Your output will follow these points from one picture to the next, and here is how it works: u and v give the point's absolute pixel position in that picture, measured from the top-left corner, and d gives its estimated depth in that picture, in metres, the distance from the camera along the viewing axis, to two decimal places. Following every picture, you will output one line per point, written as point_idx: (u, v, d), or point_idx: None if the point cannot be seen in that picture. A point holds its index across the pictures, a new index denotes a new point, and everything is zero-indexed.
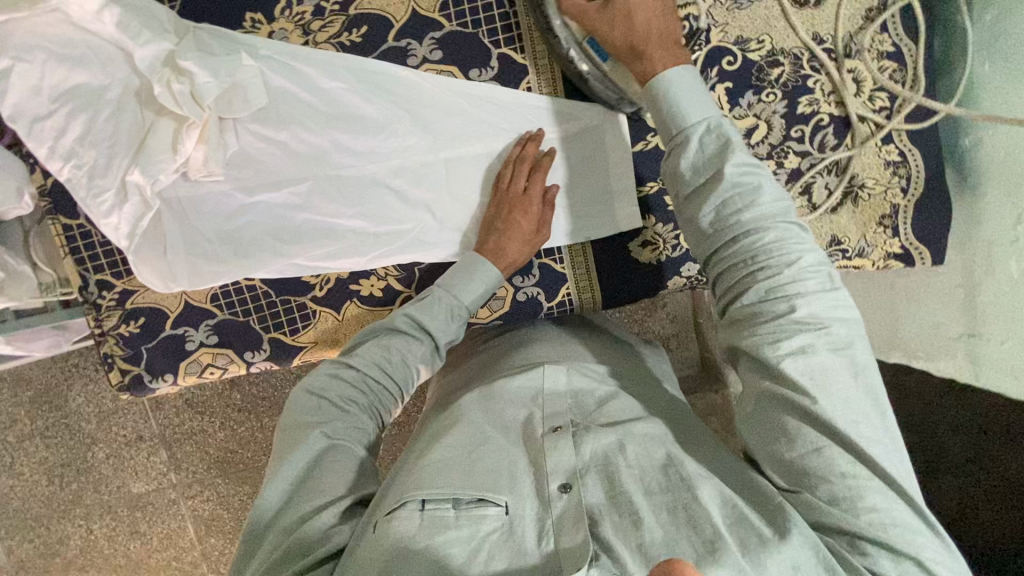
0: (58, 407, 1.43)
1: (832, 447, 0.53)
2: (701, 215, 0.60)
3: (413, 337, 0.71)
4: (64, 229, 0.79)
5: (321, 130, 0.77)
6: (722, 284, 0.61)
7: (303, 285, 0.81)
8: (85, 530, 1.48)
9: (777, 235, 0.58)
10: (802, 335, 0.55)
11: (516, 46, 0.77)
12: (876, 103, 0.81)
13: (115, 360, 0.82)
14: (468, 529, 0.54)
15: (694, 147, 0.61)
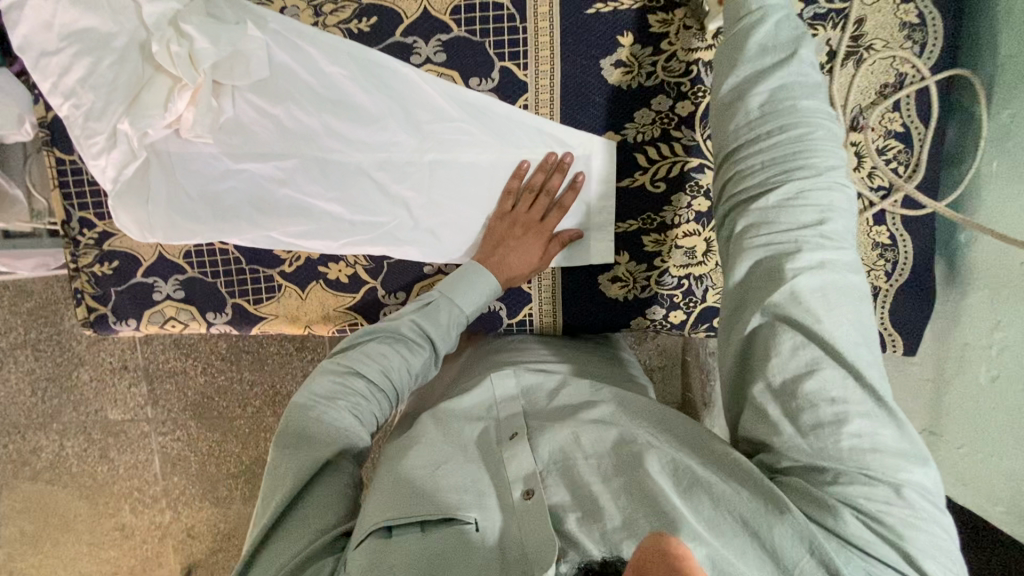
0: (52, 323, 1.49)
1: (829, 371, 0.51)
2: (755, 96, 0.58)
3: (417, 345, 0.72)
4: (57, 163, 0.81)
5: (315, 112, 0.78)
6: (751, 174, 0.58)
7: (275, 258, 0.83)
8: (59, 445, 1.54)
9: (823, 136, 0.57)
10: (822, 248, 0.53)
11: (520, 61, 0.77)
12: (874, 181, 0.79)
13: (84, 297, 0.85)
14: (440, 549, 0.54)
15: (768, 27, 0.60)
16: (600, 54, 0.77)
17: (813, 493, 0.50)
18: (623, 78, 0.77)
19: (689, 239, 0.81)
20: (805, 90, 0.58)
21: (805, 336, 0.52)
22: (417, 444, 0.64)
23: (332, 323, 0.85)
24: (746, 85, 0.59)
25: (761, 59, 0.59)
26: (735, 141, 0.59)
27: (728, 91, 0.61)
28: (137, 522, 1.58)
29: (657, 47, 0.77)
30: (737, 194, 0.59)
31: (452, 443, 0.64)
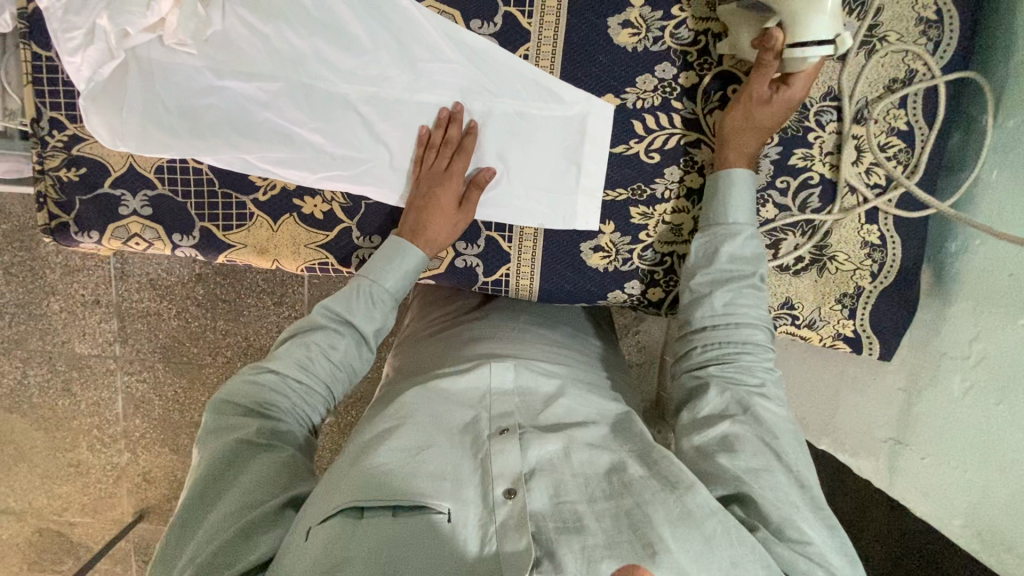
0: (27, 249, 1.44)
1: (781, 476, 0.64)
2: (718, 296, 0.71)
3: (340, 329, 0.72)
4: (33, 58, 0.77)
5: (306, 36, 0.75)
6: (710, 351, 0.71)
7: (249, 184, 0.80)
8: (21, 373, 1.51)
9: (765, 332, 0.71)
10: (767, 409, 0.67)
11: (525, 9, 0.74)
12: (871, 178, 0.77)
13: (46, 202, 0.81)
14: (409, 541, 0.56)
15: (740, 238, 0.72)
16: (608, 12, 0.74)
17: (791, 558, 0.60)
18: (629, 39, 0.75)
19: (676, 215, 0.79)
20: (758, 295, 0.71)
21: (764, 448, 0.65)
22: (401, 430, 0.65)
23: (302, 260, 0.82)
24: (716, 281, 0.72)
25: (729, 267, 0.72)
26: (698, 326, 0.72)
27: (701, 280, 0.73)
28: (95, 460, 1.55)
29: (668, 12, 0.74)
30: (698, 363, 0.72)
31: (440, 429, 0.67)
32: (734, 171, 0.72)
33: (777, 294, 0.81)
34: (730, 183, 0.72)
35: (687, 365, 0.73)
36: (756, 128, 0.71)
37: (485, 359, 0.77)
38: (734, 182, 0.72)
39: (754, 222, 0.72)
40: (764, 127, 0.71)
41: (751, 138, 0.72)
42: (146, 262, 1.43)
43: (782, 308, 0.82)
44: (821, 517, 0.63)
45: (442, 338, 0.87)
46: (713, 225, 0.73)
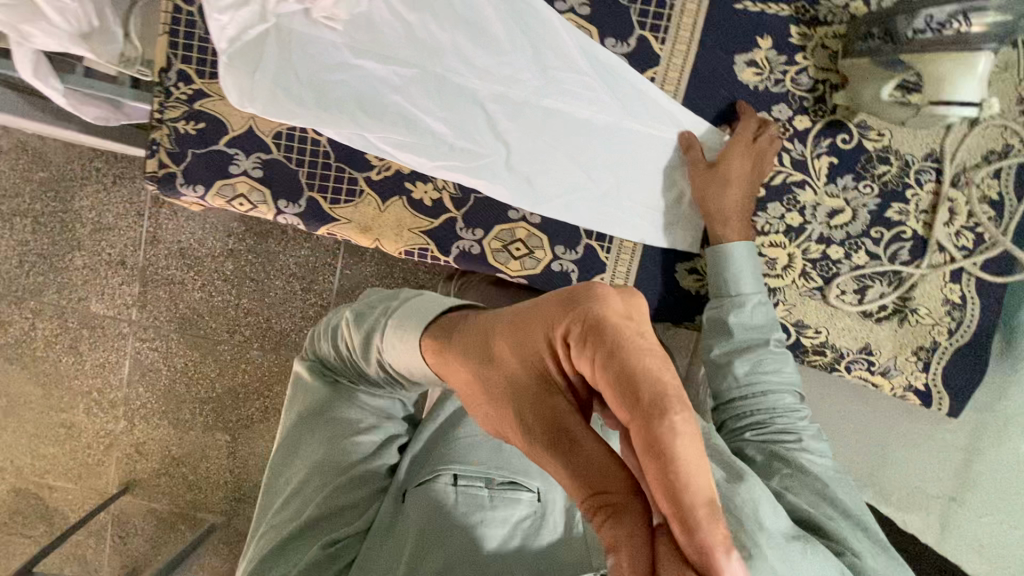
0: (61, 201, 1.44)
1: (835, 509, 0.68)
2: (738, 364, 0.76)
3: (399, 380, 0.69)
4: (174, 10, 0.79)
5: (449, 30, 0.78)
6: (743, 419, 0.76)
7: (363, 162, 0.81)
8: (29, 324, 1.48)
9: (792, 396, 0.76)
10: (807, 463, 0.71)
11: (659, 35, 0.78)
12: (960, 240, 0.80)
13: (158, 150, 0.82)
14: (504, 511, 0.70)
15: (749, 308, 0.76)
16: (736, 50, 0.78)
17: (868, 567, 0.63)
18: (752, 78, 0.79)
19: (772, 249, 0.82)
20: (779, 361, 0.76)
21: (813, 489, 0.69)
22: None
23: (402, 242, 0.84)
24: (734, 352, 0.77)
25: (748, 336, 0.76)
26: (728, 395, 0.77)
27: (719, 352, 0.78)
28: (89, 424, 1.51)
29: (792, 57, 0.78)
30: (733, 429, 0.76)
31: None
32: (730, 245, 0.77)
33: (857, 338, 0.84)
34: (730, 256, 0.77)
35: (723, 433, 0.78)
36: (724, 177, 0.77)
37: None
38: (732, 254, 0.77)
39: (760, 292, 0.78)
40: (731, 176, 0.77)
41: (725, 187, 0.77)
42: (180, 229, 1.44)
43: (861, 352, 0.84)
44: (876, 537, 0.67)
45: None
46: (724, 295, 0.78)
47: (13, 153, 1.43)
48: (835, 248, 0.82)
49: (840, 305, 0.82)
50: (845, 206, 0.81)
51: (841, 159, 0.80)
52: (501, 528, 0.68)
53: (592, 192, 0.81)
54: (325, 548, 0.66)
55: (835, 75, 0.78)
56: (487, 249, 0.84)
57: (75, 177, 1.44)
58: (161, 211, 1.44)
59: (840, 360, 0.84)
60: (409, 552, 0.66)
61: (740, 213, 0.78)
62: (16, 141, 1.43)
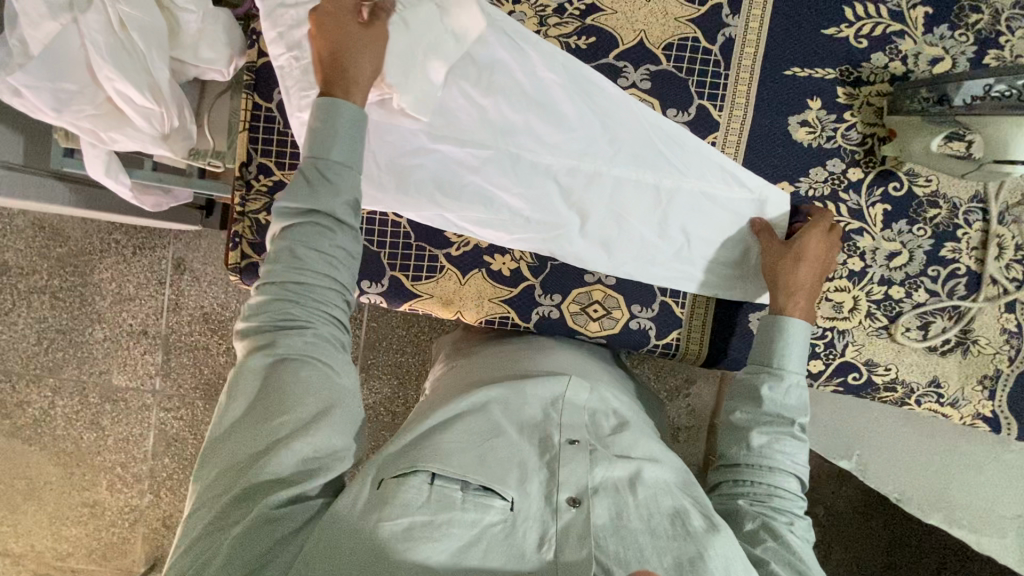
0: (81, 274, 1.44)
1: None
2: (755, 434, 0.71)
3: (309, 219, 0.65)
4: (253, 106, 0.82)
5: (521, 111, 0.81)
6: (743, 486, 0.71)
7: (444, 239, 0.86)
8: (48, 402, 1.46)
9: (796, 480, 0.70)
10: (798, 545, 0.65)
11: (717, 103, 0.83)
12: (1011, 272, 0.85)
13: (241, 242, 0.84)
14: (473, 515, 0.60)
15: (783, 385, 0.73)
16: (789, 112, 0.84)
17: None
18: (806, 136, 0.84)
19: (838, 293, 0.86)
20: (797, 446, 0.71)
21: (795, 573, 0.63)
22: (475, 416, 0.71)
23: (483, 312, 0.87)
24: (754, 422, 0.72)
25: (776, 409, 0.72)
26: (733, 461, 0.72)
27: (741, 416, 0.73)
28: (113, 501, 1.47)
29: (840, 115, 0.84)
30: (728, 495, 0.71)
31: (514, 422, 0.71)
32: (790, 319, 0.75)
33: (925, 372, 0.87)
34: (787, 326, 0.75)
35: (717, 495, 0.73)
36: (797, 256, 0.78)
37: (564, 372, 0.79)
38: (790, 329, 0.75)
39: (800, 372, 0.74)
40: (807, 256, 0.78)
41: (797, 264, 0.78)
42: (202, 294, 1.43)
43: (929, 385, 0.88)
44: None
45: (496, 350, 0.87)
46: (763, 366, 0.75)
47: (30, 231, 1.43)
48: (895, 288, 0.86)
49: (906, 342, 0.86)
50: (902, 249, 0.85)
51: (893, 206, 0.85)
52: (463, 533, 0.58)
53: (665, 251, 0.85)
54: (267, 511, 0.58)
55: (882, 130, 0.84)
56: (566, 313, 0.87)
57: (94, 251, 1.43)
58: (181, 278, 1.43)
59: (910, 395, 0.88)
60: (365, 548, 0.56)
61: (808, 292, 0.78)
62: (33, 219, 1.43)
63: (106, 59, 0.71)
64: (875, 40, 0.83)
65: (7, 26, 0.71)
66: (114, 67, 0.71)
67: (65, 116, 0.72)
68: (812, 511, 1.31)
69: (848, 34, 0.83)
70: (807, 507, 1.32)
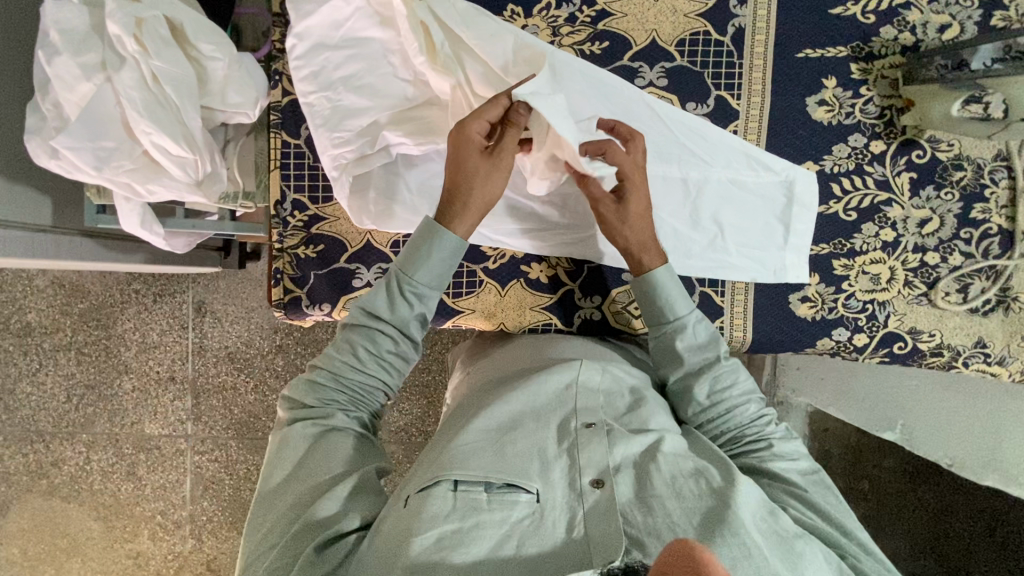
0: (105, 327, 1.45)
1: (811, 509, 0.67)
2: (699, 390, 0.74)
3: (378, 326, 0.71)
4: (282, 144, 0.85)
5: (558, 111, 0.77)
6: (715, 436, 0.75)
7: (480, 254, 0.87)
8: (84, 458, 1.47)
9: (755, 404, 0.74)
10: (781, 464, 0.70)
11: (734, 92, 0.85)
12: None
13: (283, 278, 0.86)
14: (500, 514, 0.60)
15: (689, 333, 0.75)
16: (806, 93, 0.85)
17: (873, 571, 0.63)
18: (825, 115, 0.85)
19: (874, 266, 0.87)
20: (736, 375, 0.74)
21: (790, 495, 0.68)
22: (487, 411, 0.70)
23: (525, 321, 0.88)
24: (689, 379, 0.75)
25: (695, 360, 0.74)
26: (696, 420, 0.75)
27: (675, 379, 0.76)
28: (156, 550, 1.47)
29: (857, 91, 0.85)
30: None
31: (530, 411, 0.70)
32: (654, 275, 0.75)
33: (969, 333, 0.88)
34: (658, 281, 0.75)
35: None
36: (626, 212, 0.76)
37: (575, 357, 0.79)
38: (661, 279, 0.75)
39: (692, 310, 0.76)
40: (630, 219, 0.75)
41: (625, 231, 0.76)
42: (227, 335, 1.44)
43: (976, 346, 0.88)
44: (856, 539, 0.66)
45: (495, 352, 0.88)
46: (661, 324, 0.76)
47: (51, 289, 1.44)
48: (930, 254, 0.87)
49: (947, 306, 0.87)
50: (932, 215, 0.86)
51: (919, 173, 0.86)
52: (495, 533, 0.59)
53: (697, 242, 0.86)
54: (312, 552, 0.60)
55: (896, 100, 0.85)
56: (607, 313, 0.88)
57: (115, 303, 1.44)
58: (205, 320, 1.44)
59: (957, 358, 0.88)
60: (400, 566, 0.56)
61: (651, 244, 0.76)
62: (53, 278, 1.44)
63: (143, 114, 0.72)
64: (882, 14, 0.84)
65: (42, 93, 0.73)
66: (151, 121, 0.72)
67: (105, 172, 0.74)
68: (859, 487, 1.30)
69: (855, 12, 0.84)
70: (852, 483, 1.31)
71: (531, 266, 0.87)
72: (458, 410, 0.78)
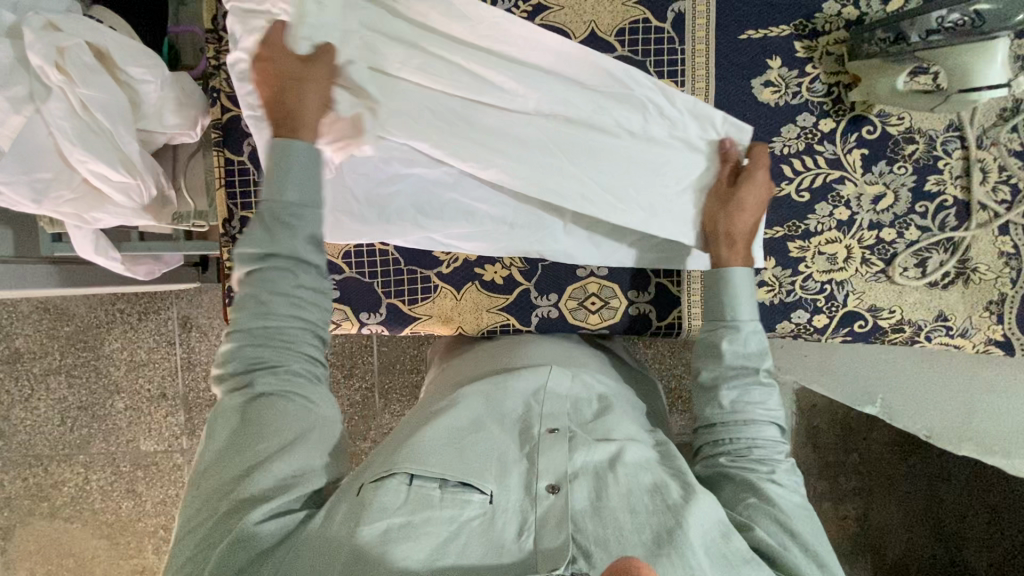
0: (92, 348, 1.46)
1: (796, 549, 0.61)
2: (725, 393, 0.69)
3: (268, 263, 0.61)
4: (226, 161, 0.85)
5: (571, 110, 0.77)
6: (720, 445, 0.69)
7: (433, 259, 0.88)
8: (83, 478, 1.47)
9: (775, 430, 0.69)
10: (782, 494, 0.64)
11: (678, 80, 0.84)
12: (998, 195, 0.84)
13: None
14: (452, 512, 0.59)
15: (740, 336, 0.71)
16: (750, 75, 0.84)
17: None
18: (771, 96, 0.84)
19: (830, 245, 0.87)
20: (766, 393, 0.69)
21: (779, 528, 0.62)
22: (454, 411, 0.70)
23: (483, 323, 0.89)
24: (721, 379, 0.70)
25: (737, 362, 0.70)
26: (709, 423, 0.70)
27: (707, 375, 0.71)
28: (161, 565, 1.48)
29: (802, 69, 0.84)
30: (709, 459, 0.70)
31: (494, 414, 0.71)
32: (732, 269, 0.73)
33: (929, 308, 0.87)
34: (730, 276, 0.73)
35: (700, 459, 0.71)
36: (738, 205, 0.76)
37: (545, 363, 0.80)
38: (734, 276, 0.73)
39: (754, 318, 0.72)
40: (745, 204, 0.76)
41: (741, 213, 0.76)
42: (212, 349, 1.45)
43: (937, 320, 0.87)
44: None
45: (474, 350, 0.88)
46: (717, 321, 0.73)
47: (35, 315, 1.45)
48: (886, 231, 0.86)
49: (906, 282, 0.86)
50: (885, 190, 0.85)
51: (870, 149, 0.85)
52: (442, 532, 0.58)
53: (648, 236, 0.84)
54: (245, 529, 0.56)
55: (840, 77, 0.84)
56: (564, 310, 0.88)
57: (100, 324, 1.45)
58: (190, 335, 1.45)
59: (919, 333, 0.88)
60: (343, 561, 0.55)
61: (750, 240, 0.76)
62: (37, 303, 1.44)
63: (75, 143, 0.72)
64: None
65: None
66: (84, 148, 0.72)
67: (45, 205, 0.74)
68: (847, 460, 1.31)
69: None
70: (841, 458, 1.31)
71: (486, 270, 0.87)
72: (425, 405, 0.78)
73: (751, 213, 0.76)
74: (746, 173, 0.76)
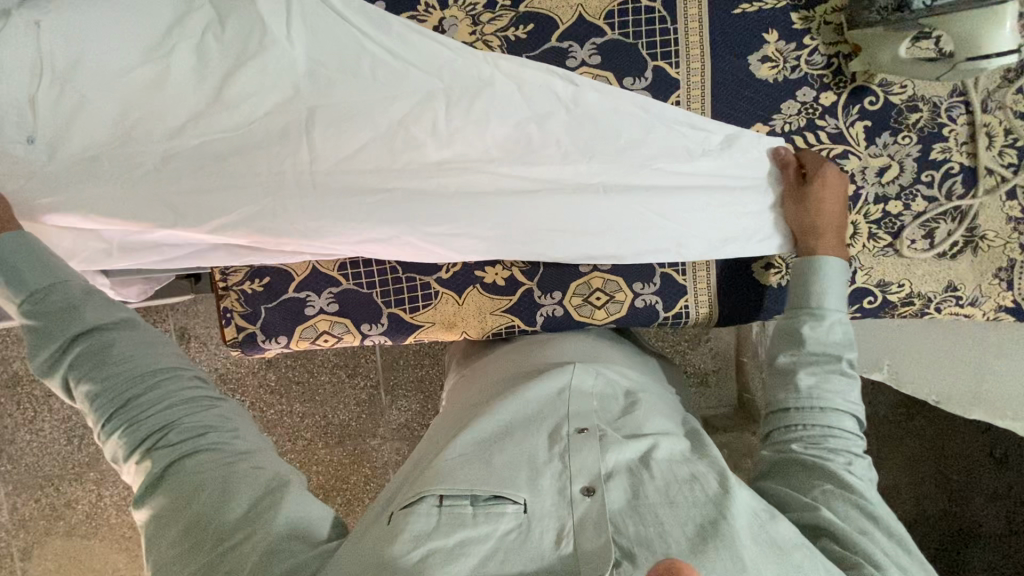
0: None
1: (874, 533, 0.61)
2: (803, 377, 0.69)
3: (94, 346, 0.59)
4: None
5: (624, 148, 0.79)
6: (793, 431, 0.68)
7: (432, 266, 0.86)
8: (95, 495, 1.44)
9: (853, 422, 0.69)
10: (861, 483, 0.64)
11: (672, 60, 0.81)
12: (1005, 159, 0.82)
13: (233, 316, 0.86)
14: (486, 528, 0.57)
15: (828, 325, 0.71)
16: (747, 51, 0.81)
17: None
18: (770, 72, 0.81)
19: None
20: (847, 383, 0.70)
21: (855, 514, 0.62)
22: (475, 423, 0.68)
23: (487, 326, 0.87)
24: (800, 364, 0.70)
25: (821, 344, 0.71)
26: (784, 410, 0.69)
27: (785, 359, 0.72)
28: None
29: (800, 42, 0.81)
30: (781, 447, 0.69)
31: (519, 420, 0.69)
32: (828, 260, 0.75)
33: (938, 280, 0.86)
34: (818, 267, 0.75)
35: (768, 446, 0.70)
36: (811, 202, 0.77)
37: (563, 363, 0.78)
38: (826, 269, 0.75)
39: (841, 309, 0.73)
40: (823, 201, 0.77)
41: (816, 211, 0.77)
42: None
43: (946, 292, 0.86)
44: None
45: (489, 356, 0.87)
46: (799, 308, 0.74)
47: None
48: (892, 204, 0.84)
49: (915, 254, 0.85)
50: (890, 162, 0.83)
51: (873, 121, 0.82)
52: (479, 548, 0.56)
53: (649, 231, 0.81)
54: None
55: (838, 47, 0.81)
56: (570, 307, 0.86)
57: None
58: None
59: (929, 304, 0.87)
60: None
61: (834, 234, 0.78)
62: None
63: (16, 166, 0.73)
64: None
65: None
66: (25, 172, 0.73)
67: None
68: None
69: None
70: None
71: (487, 273, 0.86)
72: (450, 419, 0.76)
73: (834, 210, 0.78)
74: (812, 176, 0.78)
